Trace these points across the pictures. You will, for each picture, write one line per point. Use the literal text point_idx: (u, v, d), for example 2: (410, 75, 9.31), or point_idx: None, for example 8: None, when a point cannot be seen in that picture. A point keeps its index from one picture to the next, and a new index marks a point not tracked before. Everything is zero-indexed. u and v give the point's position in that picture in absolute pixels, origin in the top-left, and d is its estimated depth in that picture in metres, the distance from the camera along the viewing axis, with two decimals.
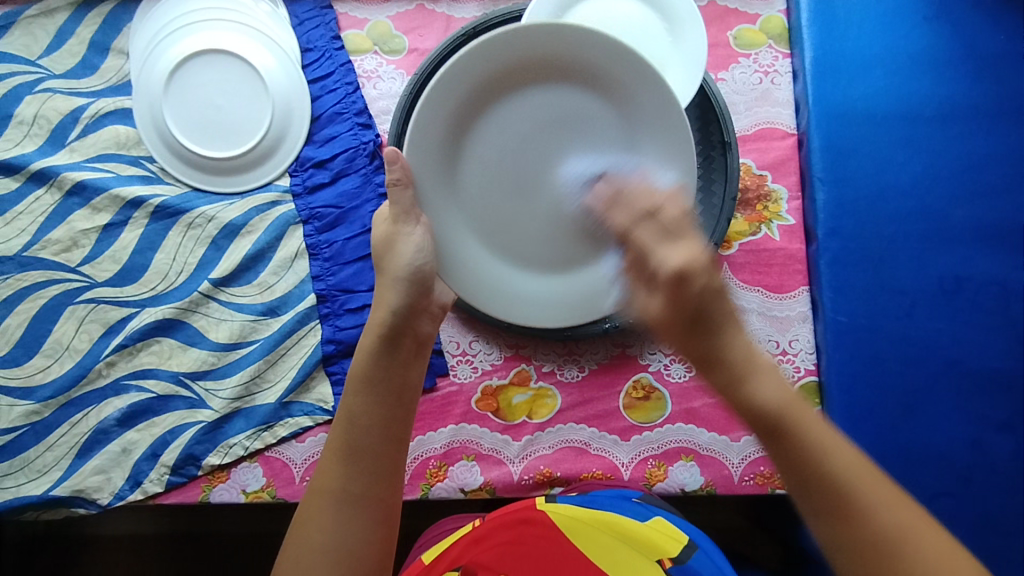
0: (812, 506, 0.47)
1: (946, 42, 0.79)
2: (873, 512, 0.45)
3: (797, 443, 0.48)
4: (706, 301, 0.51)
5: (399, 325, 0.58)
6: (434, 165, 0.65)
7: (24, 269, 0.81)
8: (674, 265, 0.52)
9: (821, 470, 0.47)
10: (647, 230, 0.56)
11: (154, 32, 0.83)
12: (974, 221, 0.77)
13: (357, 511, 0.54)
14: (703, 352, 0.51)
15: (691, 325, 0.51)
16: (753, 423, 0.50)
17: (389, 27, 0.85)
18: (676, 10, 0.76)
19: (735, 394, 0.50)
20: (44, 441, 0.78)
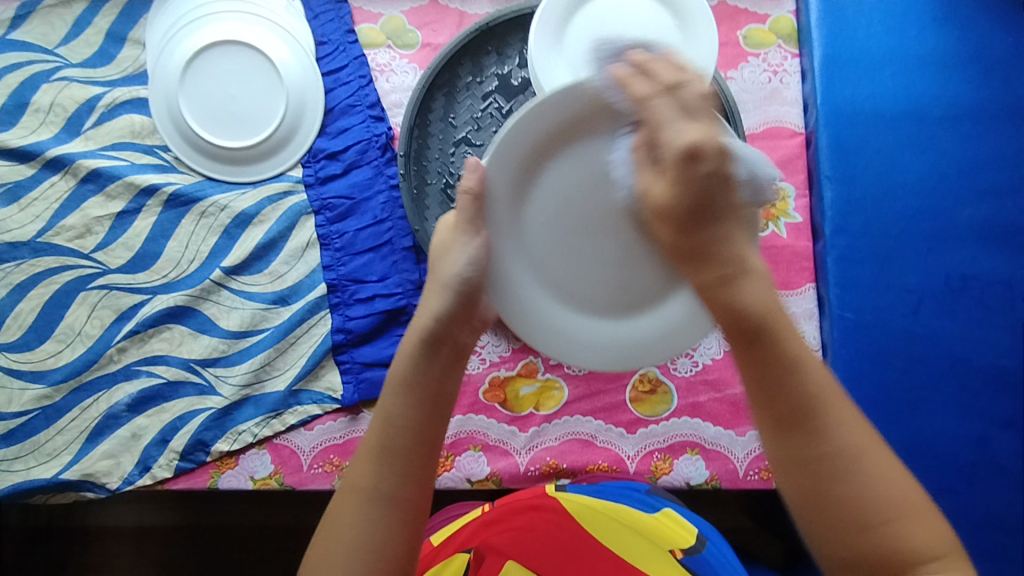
0: (770, 413, 0.47)
1: (955, 43, 0.80)
2: (834, 430, 0.46)
3: (773, 347, 0.47)
4: (703, 190, 0.49)
5: (441, 331, 0.54)
6: (507, 186, 0.59)
7: (38, 254, 0.81)
8: (686, 138, 0.50)
9: (798, 387, 0.46)
10: (664, 105, 0.52)
11: (172, 22, 0.84)
12: (981, 221, 0.77)
13: (384, 514, 0.51)
14: (772, 352, 0.47)
15: (692, 209, 0.50)
16: (730, 325, 0.48)
17: (402, 21, 0.86)
18: (688, 8, 0.77)
19: (733, 314, 0.48)
20: (54, 425, 0.78)
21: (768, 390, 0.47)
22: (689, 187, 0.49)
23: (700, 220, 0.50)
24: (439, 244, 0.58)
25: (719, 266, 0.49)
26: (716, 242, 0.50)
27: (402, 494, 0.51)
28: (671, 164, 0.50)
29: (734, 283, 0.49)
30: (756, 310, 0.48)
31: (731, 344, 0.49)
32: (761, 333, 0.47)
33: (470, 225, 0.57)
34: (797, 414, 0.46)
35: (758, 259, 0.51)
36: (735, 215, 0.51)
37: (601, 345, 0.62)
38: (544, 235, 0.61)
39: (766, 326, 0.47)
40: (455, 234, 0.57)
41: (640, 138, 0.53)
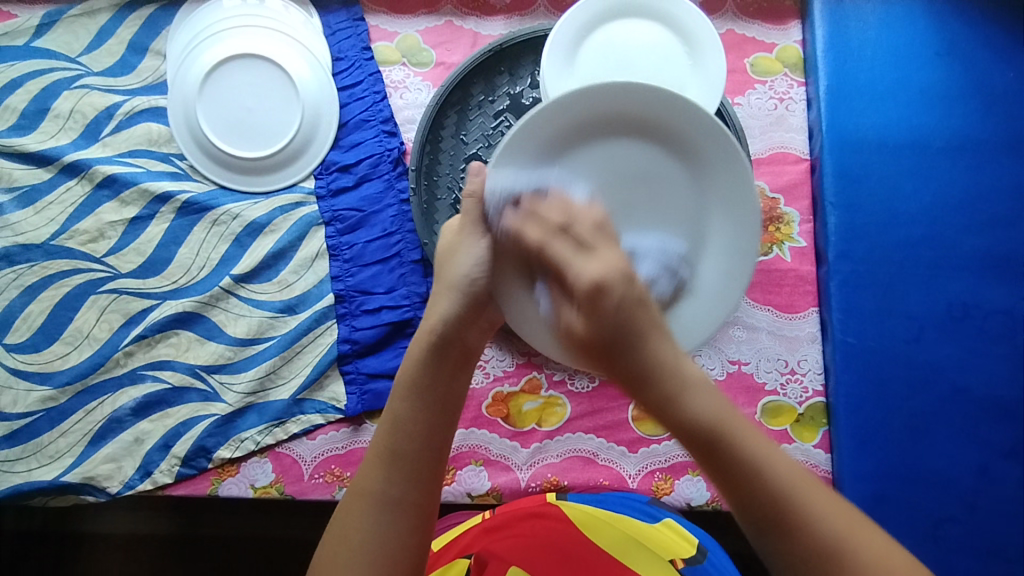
0: (753, 523, 0.45)
1: (958, 76, 0.82)
2: (812, 519, 0.44)
3: (732, 457, 0.46)
4: (622, 317, 0.49)
5: (450, 334, 0.55)
6: (509, 191, 0.60)
7: (50, 257, 0.82)
8: (591, 276, 0.50)
9: (762, 489, 0.45)
10: (561, 245, 0.53)
11: (193, 35, 0.86)
12: (982, 250, 0.78)
13: (396, 518, 0.52)
14: (624, 371, 0.49)
15: (608, 340, 0.49)
16: (684, 436, 0.48)
17: (417, 40, 0.88)
18: (697, 35, 0.79)
19: (683, 433, 0.48)
20: (57, 427, 0.79)
21: (734, 496, 0.46)
22: (599, 324, 0.49)
23: (610, 335, 0.49)
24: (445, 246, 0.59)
25: (635, 361, 0.49)
26: (630, 346, 0.49)
27: (413, 498, 0.53)
28: (581, 299, 0.50)
29: (654, 372, 0.48)
30: (715, 424, 0.47)
31: (699, 461, 0.48)
32: (709, 441, 0.47)
33: (477, 226, 0.58)
34: (768, 509, 0.45)
35: (693, 365, 0.50)
36: (660, 328, 0.50)
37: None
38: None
39: (719, 428, 0.47)
40: (462, 236, 0.58)
41: (572, 233, 0.53)
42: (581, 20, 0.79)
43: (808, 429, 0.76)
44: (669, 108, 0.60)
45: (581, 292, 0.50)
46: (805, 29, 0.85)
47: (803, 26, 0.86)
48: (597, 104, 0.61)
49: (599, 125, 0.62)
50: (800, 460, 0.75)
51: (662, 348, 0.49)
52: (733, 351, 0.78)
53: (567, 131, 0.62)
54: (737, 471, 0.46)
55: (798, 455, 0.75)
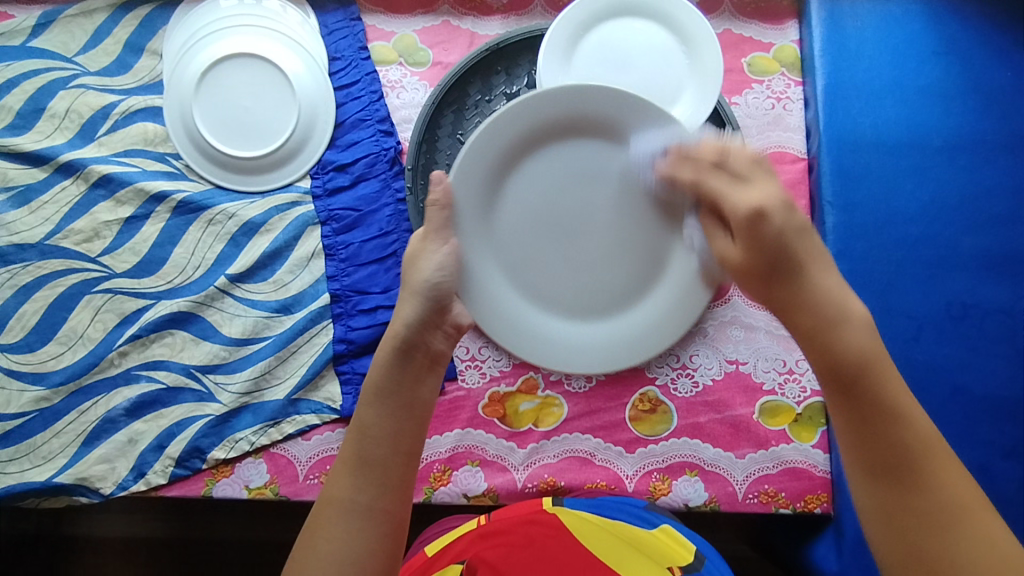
0: (852, 431, 0.52)
1: (956, 75, 0.82)
2: (911, 432, 0.51)
3: (870, 392, 0.52)
4: (785, 239, 0.55)
5: (413, 338, 0.56)
6: (477, 196, 0.66)
7: (45, 256, 0.82)
8: (754, 202, 0.55)
9: (899, 439, 0.51)
10: (719, 177, 0.58)
11: (189, 34, 0.86)
12: (980, 249, 0.78)
13: (364, 525, 0.53)
14: (806, 324, 0.54)
15: (770, 267, 0.55)
16: (802, 317, 0.55)
17: (414, 40, 0.88)
18: (695, 34, 0.78)
19: (829, 363, 0.53)
20: (51, 428, 0.78)
21: (850, 389, 0.52)
22: (761, 247, 0.55)
23: (778, 275, 0.55)
24: (409, 252, 0.61)
25: (807, 279, 0.55)
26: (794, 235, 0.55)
27: (381, 504, 0.54)
28: (741, 226, 0.55)
29: (806, 277, 0.55)
30: (813, 327, 0.54)
31: (830, 394, 0.54)
32: (828, 334, 0.53)
33: (438, 234, 0.61)
34: (873, 424, 0.52)
35: (860, 304, 0.55)
36: (806, 230, 0.56)
37: (568, 339, 0.70)
38: (515, 231, 0.69)
39: (822, 330, 0.54)
40: (425, 244, 0.61)
41: (726, 168, 0.59)
42: (578, 18, 0.79)
43: (806, 429, 0.76)
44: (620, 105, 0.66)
45: (737, 213, 0.56)
46: (803, 28, 0.85)
47: (801, 25, 0.86)
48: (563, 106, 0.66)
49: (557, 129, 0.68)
50: (798, 461, 0.75)
51: (815, 282, 0.55)
52: (731, 350, 0.78)
53: (537, 130, 0.67)
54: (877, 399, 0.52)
55: (797, 455, 0.75)
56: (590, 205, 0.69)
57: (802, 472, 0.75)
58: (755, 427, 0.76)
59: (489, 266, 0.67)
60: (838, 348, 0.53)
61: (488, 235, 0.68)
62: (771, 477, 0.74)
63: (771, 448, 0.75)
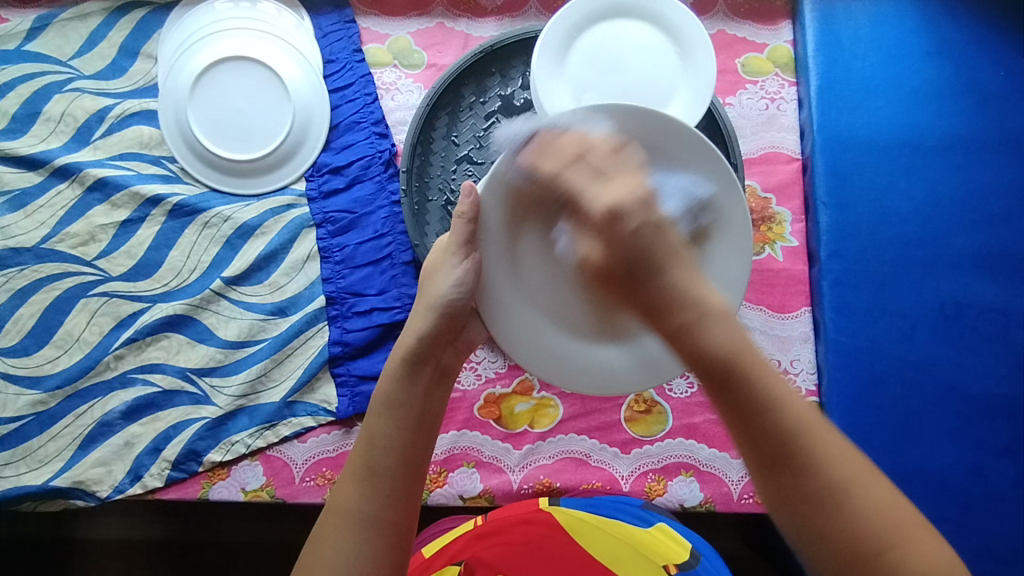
0: (762, 457, 0.44)
1: (950, 75, 0.82)
2: (820, 463, 0.43)
3: (748, 391, 0.44)
4: (643, 241, 0.46)
5: (424, 351, 0.59)
6: (502, 210, 0.60)
7: (41, 260, 0.82)
8: (608, 202, 0.48)
9: (781, 427, 0.43)
10: (578, 172, 0.51)
11: (185, 37, 0.86)
12: (974, 249, 0.78)
13: (369, 536, 0.51)
14: (647, 299, 0.47)
15: (630, 268, 0.47)
16: (701, 371, 0.45)
17: (409, 42, 0.88)
18: (688, 36, 0.79)
19: (699, 360, 0.45)
20: (47, 431, 0.78)
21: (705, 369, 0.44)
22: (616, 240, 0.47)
23: (634, 280, 0.47)
24: (430, 264, 0.62)
25: (692, 308, 0.45)
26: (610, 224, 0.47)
27: (388, 515, 0.52)
28: (600, 224, 0.48)
29: (660, 271, 0.46)
30: (688, 323, 0.45)
31: (711, 391, 0.46)
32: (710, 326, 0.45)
33: (460, 249, 0.60)
34: (769, 434, 0.43)
35: (719, 296, 0.46)
36: (678, 254, 0.47)
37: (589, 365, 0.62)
38: (543, 265, 0.62)
39: (736, 364, 0.44)
40: (444, 257, 0.61)
41: (588, 162, 0.51)
42: (571, 20, 0.79)
43: None
44: (665, 132, 0.57)
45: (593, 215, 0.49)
46: (797, 29, 0.85)
47: (795, 26, 0.86)
48: (601, 126, 0.57)
49: None
50: None
51: (666, 265, 0.46)
52: None
53: None
54: (753, 393, 0.44)
55: None
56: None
57: None
58: None
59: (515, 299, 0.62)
60: (708, 338, 0.44)
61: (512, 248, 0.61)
62: None
63: None
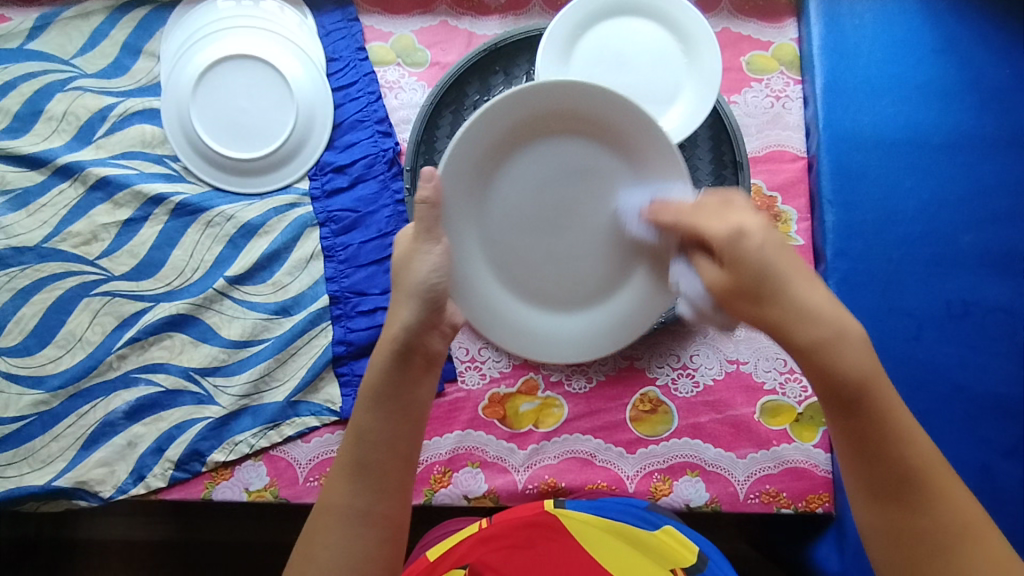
0: (879, 485, 0.52)
1: (956, 73, 0.81)
2: (939, 499, 0.51)
3: (873, 409, 0.51)
4: (763, 261, 0.53)
5: (412, 342, 0.56)
6: (464, 190, 0.64)
7: (44, 259, 0.82)
8: (733, 223, 0.54)
9: (905, 460, 0.51)
10: (705, 215, 0.56)
11: (187, 35, 0.86)
12: (980, 248, 0.78)
13: (360, 530, 0.53)
14: (772, 321, 0.53)
15: (743, 291, 0.54)
16: (832, 391, 0.52)
17: (412, 40, 0.88)
18: (694, 33, 0.78)
19: (829, 382, 0.52)
20: (50, 431, 0.78)
21: (845, 402, 0.52)
22: (741, 270, 0.53)
23: (744, 296, 0.54)
24: (401, 255, 0.59)
25: (824, 327, 0.52)
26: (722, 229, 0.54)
27: (380, 508, 0.54)
28: (722, 248, 0.54)
29: (786, 291, 0.53)
30: (817, 342, 0.52)
31: (831, 410, 0.53)
32: (848, 357, 0.51)
33: (431, 234, 0.58)
34: (891, 461, 0.51)
35: (856, 321, 0.53)
36: (803, 274, 0.54)
37: (553, 332, 0.69)
38: (503, 231, 0.67)
39: (821, 348, 0.52)
40: (416, 244, 0.58)
41: (703, 204, 0.57)
42: (576, 18, 0.78)
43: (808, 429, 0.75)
44: (609, 105, 0.63)
45: (716, 240, 0.55)
46: (802, 26, 0.84)
47: (800, 24, 0.85)
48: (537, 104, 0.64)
49: (529, 128, 0.65)
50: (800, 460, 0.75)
51: (798, 296, 0.53)
52: (732, 350, 0.77)
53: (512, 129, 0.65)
54: (879, 417, 0.51)
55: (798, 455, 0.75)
56: (575, 199, 0.67)
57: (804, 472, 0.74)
58: (755, 427, 0.76)
59: (475, 255, 0.67)
60: (844, 365, 0.51)
61: (479, 224, 0.67)
62: (773, 477, 0.74)
63: (772, 448, 0.75)
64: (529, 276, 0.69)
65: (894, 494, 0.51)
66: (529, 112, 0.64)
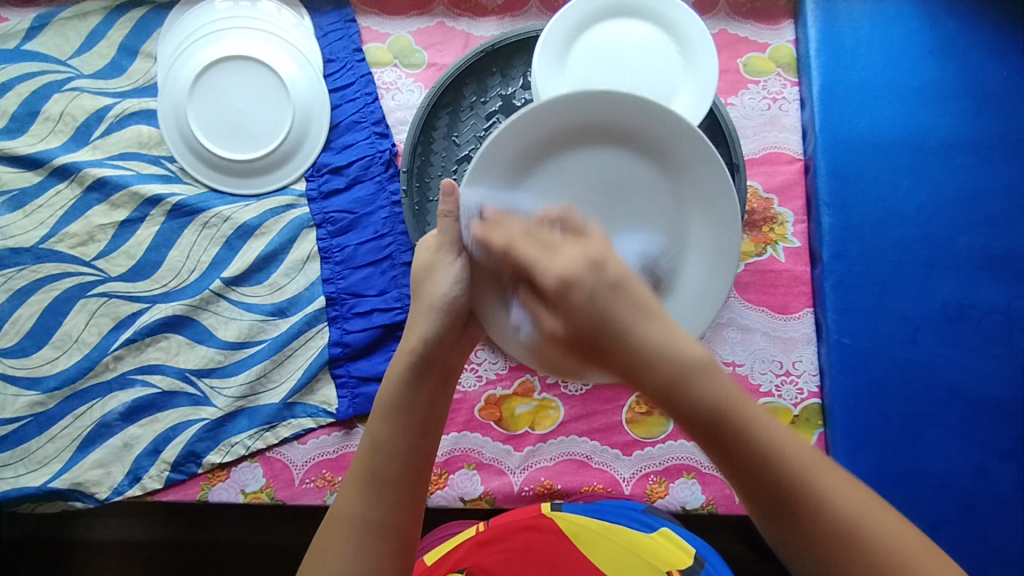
0: (761, 509, 0.44)
1: (954, 75, 0.81)
2: (819, 509, 0.43)
3: (737, 440, 0.43)
4: (598, 307, 0.47)
5: (431, 352, 0.56)
6: (491, 202, 0.61)
7: (40, 260, 0.82)
8: (559, 272, 0.50)
9: (780, 474, 0.43)
10: (531, 247, 0.53)
11: (184, 36, 0.86)
12: (977, 250, 0.78)
13: (374, 542, 0.52)
14: (618, 364, 0.47)
15: (586, 341, 0.48)
16: (686, 422, 0.45)
17: (409, 42, 0.88)
18: (691, 35, 0.78)
19: (687, 415, 0.45)
20: (46, 433, 0.78)
21: (710, 435, 0.44)
22: (572, 320, 0.48)
23: (592, 352, 0.49)
24: (423, 264, 0.59)
25: (656, 329, 0.47)
26: (539, 263, 0.52)
27: (393, 521, 0.53)
28: (553, 300, 0.50)
29: (631, 330, 0.47)
30: (666, 382, 0.45)
31: (710, 452, 0.45)
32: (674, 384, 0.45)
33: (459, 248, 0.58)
34: (767, 484, 0.43)
35: (696, 343, 0.46)
36: (640, 309, 0.47)
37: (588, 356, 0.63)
38: None
39: (674, 385, 0.45)
40: (438, 254, 0.58)
41: (541, 239, 0.53)
42: (572, 20, 0.78)
43: (803, 431, 0.75)
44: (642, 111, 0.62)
45: (548, 290, 0.50)
46: (799, 28, 0.84)
47: (797, 25, 0.85)
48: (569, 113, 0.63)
49: (559, 139, 0.65)
50: None
51: (631, 332, 0.46)
52: (727, 352, 0.77)
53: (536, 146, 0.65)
54: (743, 441, 0.43)
55: None
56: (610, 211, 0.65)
57: None
58: None
59: (503, 269, 0.62)
60: (690, 398, 0.44)
61: None
62: None
63: None
64: None
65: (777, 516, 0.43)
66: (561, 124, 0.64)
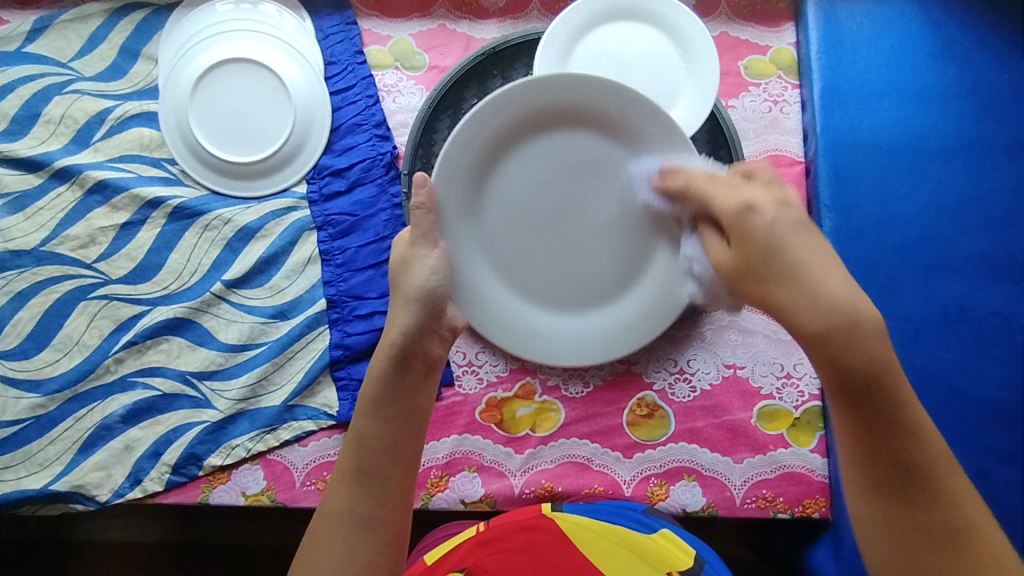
0: (871, 469, 0.52)
1: (954, 77, 0.81)
2: (930, 479, 0.51)
3: (888, 403, 0.51)
4: (776, 238, 0.55)
5: (411, 346, 0.58)
6: (460, 191, 0.68)
7: (41, 263, 0.82)
8: (743, 198, 0.58)
9: (905, 448, 0.51)
10: (720, 185, 0.60)
11: (185, 39, 0.86)
12: (977, 253, 0.78)
13: (363, 535, 0.54)
14: (778, 304, 0.54)
15: (746, 275, 0.56)
16: (847, 382, 0.51)
17: (410, 44, 0.88)
18: (691, 38, 0.78)
19: (843, 377, 0.51)
20: (48, 435, 0.78)
21: (844, 373, 0.51)
22: (748, 250, 0.56)
23: (748, 279, 0.56)
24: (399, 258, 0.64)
25: (838, 314, 0.51)
26: (747, 217, 0.56)
27: (381, 514, 0.54)
28: (731, 225, 0.57)
29: (813, 283, 0.53)
30: (832, 328, 0.51)
31: (840, 402, 0.52)
32: (842, 342, 0.51)
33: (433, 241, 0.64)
34: (886, 443, 0.51)
35: (873, 310, 0.52)
36: (820, 248, 0.56)
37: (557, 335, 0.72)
38: (501, 231, 0.71)
39: (838, 335, 0.51)
40: (414, 248, 0.63)
41: (721, 178, 0.61)
42: (573, 22, 0.78)
43: (804, 434, 0.76)
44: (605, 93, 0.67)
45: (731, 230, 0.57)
46: (800, 31, 0.85)
47: (798, 28, 0.85)
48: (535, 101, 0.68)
49: (529, 123, 0.69)
50: (796, 465, 0.75)
51: (812, 281, 0.53)
52: (729, 355, 0.77)
53: (507, 130, 0.69)
54: (894, 403, 0.51)
55: (795, 460, 0.75)
56: (579, 194, 0.71)
57: (801, 477, 0.74)
58: (752, 431, 0.76)
59: (474, 255, 0.70)
60: (858, 356, 0.50)
61: (476, 226, 0.70)
62: (770, 482, 0.74)
63: (768, 453, 0.75)
64: (529, 276, 0.72)
65: (895, 488, 0.51)
66: (531, 109, 0.68)
